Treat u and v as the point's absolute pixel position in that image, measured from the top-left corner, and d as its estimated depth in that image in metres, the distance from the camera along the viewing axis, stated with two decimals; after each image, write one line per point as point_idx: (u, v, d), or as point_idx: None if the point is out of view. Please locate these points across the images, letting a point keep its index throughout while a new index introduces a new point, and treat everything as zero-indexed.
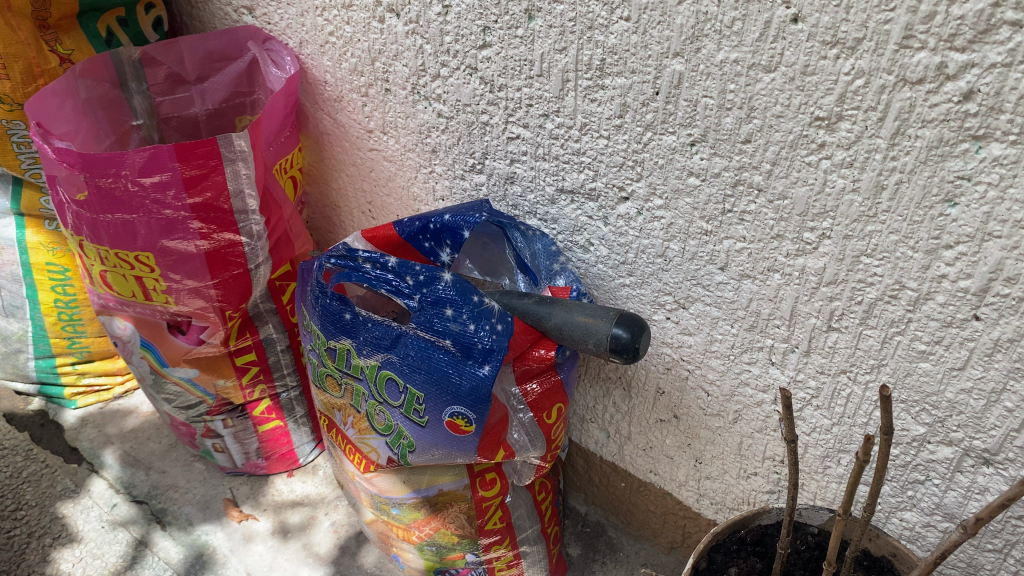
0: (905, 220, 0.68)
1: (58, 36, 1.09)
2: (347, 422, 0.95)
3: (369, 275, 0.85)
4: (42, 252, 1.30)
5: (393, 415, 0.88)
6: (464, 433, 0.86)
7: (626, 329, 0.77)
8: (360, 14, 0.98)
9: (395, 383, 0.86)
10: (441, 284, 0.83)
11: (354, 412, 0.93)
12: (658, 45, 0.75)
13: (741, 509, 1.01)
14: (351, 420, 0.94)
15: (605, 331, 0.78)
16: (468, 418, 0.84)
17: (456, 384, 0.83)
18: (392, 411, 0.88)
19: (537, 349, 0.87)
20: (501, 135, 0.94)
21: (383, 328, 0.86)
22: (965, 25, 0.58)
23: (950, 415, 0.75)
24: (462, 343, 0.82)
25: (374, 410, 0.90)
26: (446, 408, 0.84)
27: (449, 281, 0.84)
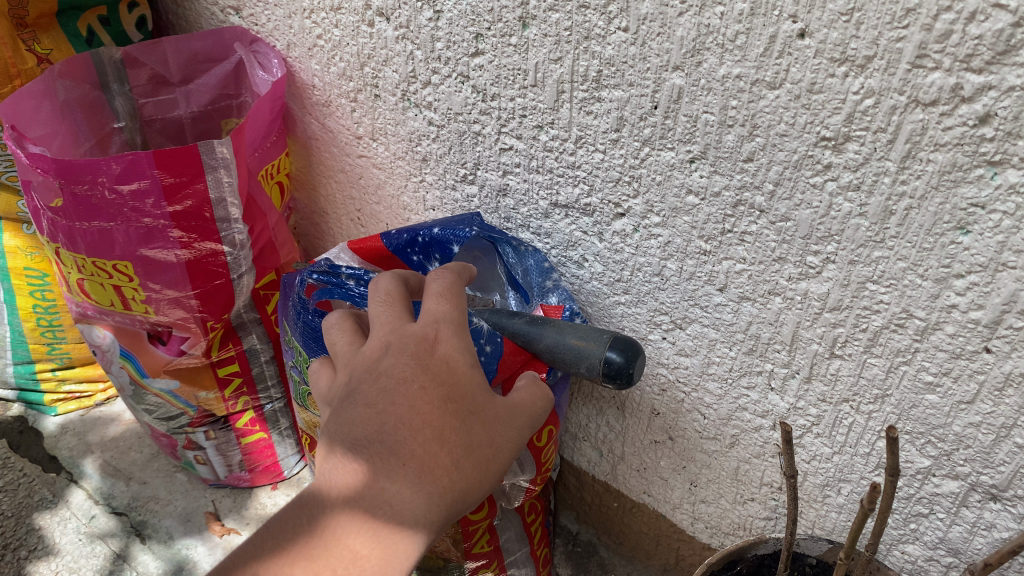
0: (915, 247, 0.64)
1: (36, 35, 1.06)
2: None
3: (352, 293, 0.83)
4: (20, 256, 1.26)
5: None
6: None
7: (623, 353, 0.75)
8: (349, 17, 0.95)
9: None
10: None
11: None
12: (657, 57, 0.71)
13: (737, 535, 0.98)
14: None
15: (598, 356, 0.75)
16: None
17: None
18: None
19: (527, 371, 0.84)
20: (494, 146, 0.91)
21: None
22: (983, 45, 0.54)
23: (956, 448, 0.72)
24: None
25: None
26: None
27: None
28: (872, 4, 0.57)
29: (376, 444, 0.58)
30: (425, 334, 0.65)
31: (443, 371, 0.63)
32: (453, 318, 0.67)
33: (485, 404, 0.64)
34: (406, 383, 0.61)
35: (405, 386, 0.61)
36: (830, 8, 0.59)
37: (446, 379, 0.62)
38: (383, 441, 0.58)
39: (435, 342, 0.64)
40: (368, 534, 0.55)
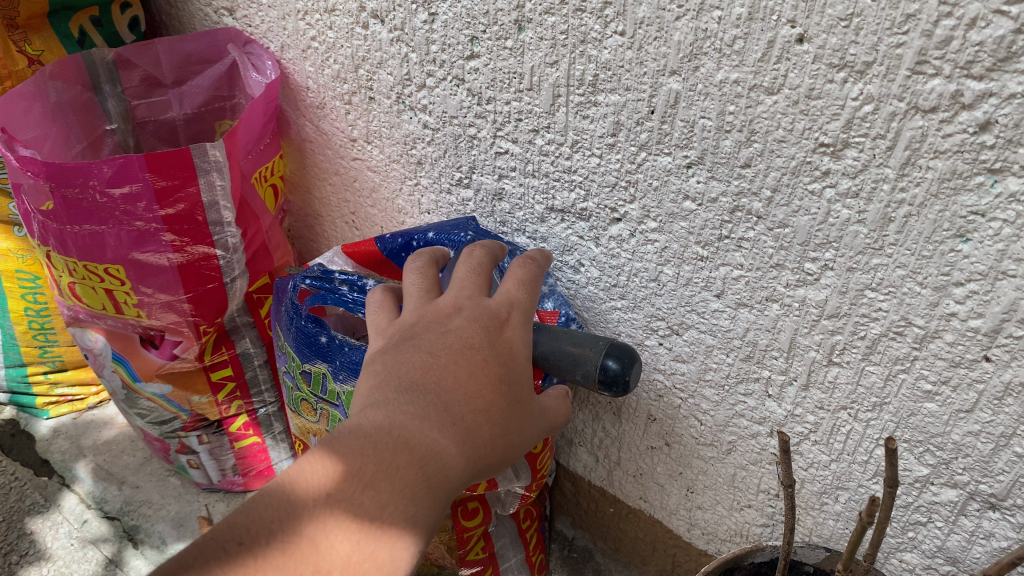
0: (914, 254, 0.64)
1: (27, 36, 1.05)
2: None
3: (345, 298, 0.82)
4: (11, 258, 1.25)
5: None
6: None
7: (620, 362, 0.75)
8: (343, 19, 0.94)
9: None
10: None
11: None
12: (654, 62, 0.70)
13: (734, 541, 0.97)
14: None
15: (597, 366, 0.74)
16: None
17: None
18: None
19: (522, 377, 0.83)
20: (489, 150, 0.90)
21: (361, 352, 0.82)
22: (984, 51, 0.53)
23: (955, 457, 0.71)
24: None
25: None
26: None
27: None
28: (871, 9, 0.57)
29: (435, 391, 0.57)
30: (500, 311, 0.66)
31: (508, 347, 0.63)
32: (526, 308, 0.69)
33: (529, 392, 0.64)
34: (474, 344, 0.61)
35: (474, 347, 0.61)
36: (829, 13, 0.59)
37: (509, 356, 0.63)
38: (444, 390, 0.57)
39: (506, 320, 0.65)
40: (418, 473, 0.52)
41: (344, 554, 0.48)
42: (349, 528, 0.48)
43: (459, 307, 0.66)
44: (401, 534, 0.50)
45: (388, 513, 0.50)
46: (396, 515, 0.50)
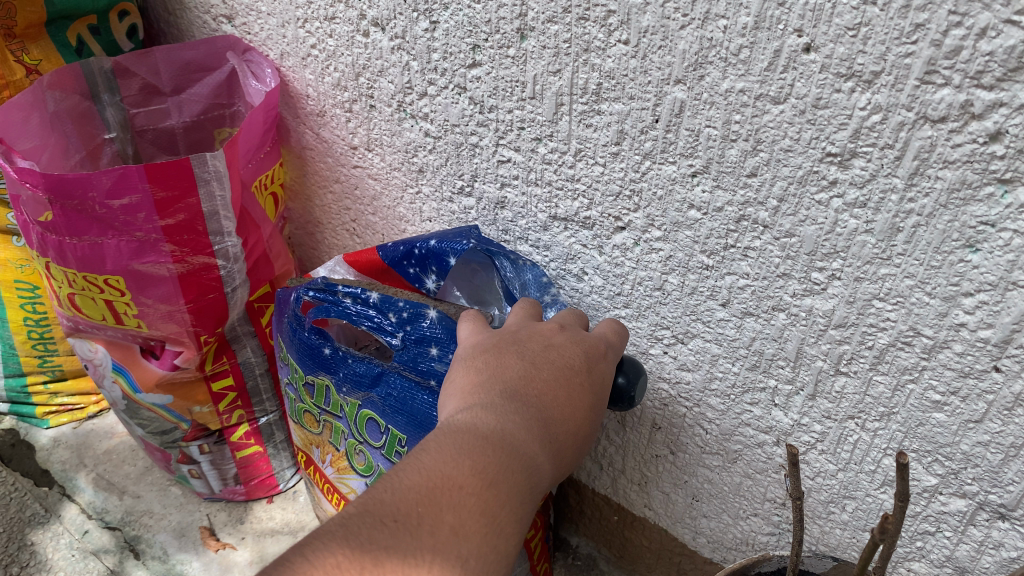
0: (922, 265, 0.63)
1: (24, 46, 1.04)
2: (325, 459, 0.94)
3: (349, 311, 0.81)
4: (10, 269, 1.24)
5: (374, 456, 0.86)
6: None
7: (625, 380, 0.74)
8: (343, 27, 0.93)
9: (376, 422, 0.83)
10: (426, 321, 0.78)
11: (333, 449, 0.91)
12: (658, 70, 0.70)
13: (740, 550, 0.97)
14: (330, 457, 0.93)
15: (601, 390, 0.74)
16: None
17: None
18: (373, 451, 0.85)
19: None
20: (492, 158, 0.89)
21: (364, 365, 0.82)
22: (994, 61, 0.53)
23: (964, 467, 0.71)
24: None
25: (354, 449, 0.88)
26: None
27: (434, 318, 0.78)
28: (880, 19, 0.56)
29: (535, 408, 0.62)
30: (591, 342, 0.72)
31: (596, 377, 0.69)
32: (619, 349, 0.75)
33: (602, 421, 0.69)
34: (570, 370, 0.67)
35: (570, 370, 0.67)
36: (837, 22, 0.58)
37: (596, 387, 0.68)
38: (541, 409, 0.63)
39: (595, 351, 0.71)
40: (524, 480, 0.57)
41: (476, 543, 0.51)
42: (481, 519, 0.52)
43: (558, 333, 0.72)
44: (515, 533, 0.54)
45: (506, 512, 0.54)
46: (512, 515, 0.54)
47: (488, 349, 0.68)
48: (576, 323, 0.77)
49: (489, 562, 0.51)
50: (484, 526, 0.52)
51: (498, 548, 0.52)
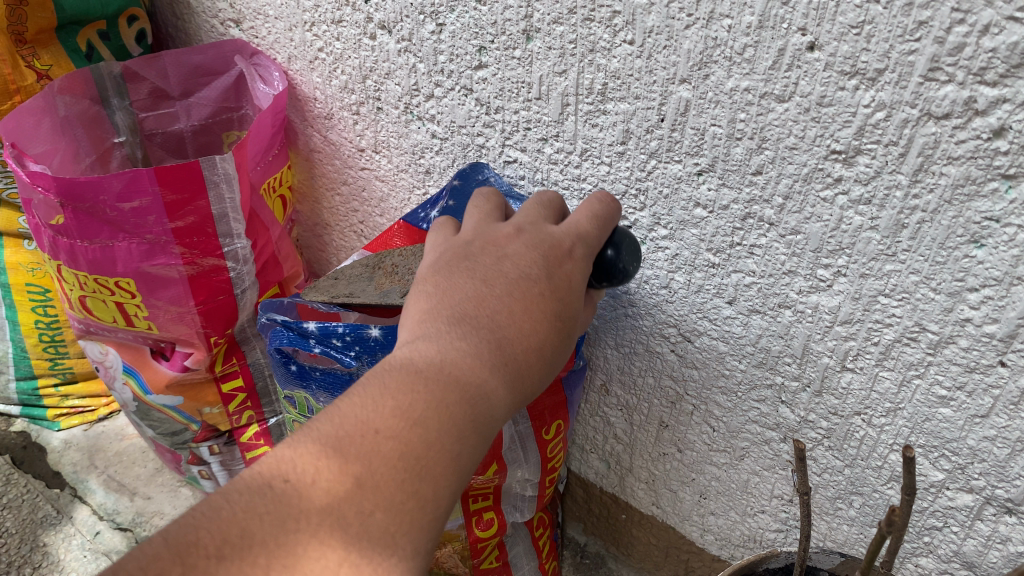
0: (927, 261, 0.64)
1: (35, 51, 1.05)
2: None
3: (301, 329, 0.82)
4: (21, 271, 1.26)
5: None
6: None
7: (613, 252, 0.70)
8: (350, 30, 0.94)
9: None
10: None
11: None
12: (664, 70, 0.70)
13: (748, 546, 0.97)
14: None
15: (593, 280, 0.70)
16: None
17: None
18: None
19: None
20: (498, 159, 0.90)
21: (333, 374, 0.85)
22: (997, 58, 0.53)
23: (971, 462, 0.71)
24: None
25: None
26: None
27: None
28: (883, 17, 0.56)
29: (486, 329, 0.59)
30: (552, 241, 0.66)
31: (558, 284, 0.64)
32: (594, 242, 0.68)
33: (573, 329, 0.65)
34: (525, 282, 0.62)
35: (528, 282, 0.62)
36: (840, 20, 0.58)
37: (559, 294, 0.63)
38: (490, 327, 0.59)
39: (557, 255, 0.65)
40: (463, 413, 0.53)
41: (390, 492, 0.49)
42: (398, 466, 0.49)
43: (516, 238, 0.67)
44: (446, 470, 0.51)
45: (432, 451, 0.51)
46: (442, 454, 0.51)
47: (441, 269, 0.65)
48: (549, 213, 0.71)
49: (407, 510, 0.49)
50: (398, 470, 0.49)
51: (416, 491, 0.50)
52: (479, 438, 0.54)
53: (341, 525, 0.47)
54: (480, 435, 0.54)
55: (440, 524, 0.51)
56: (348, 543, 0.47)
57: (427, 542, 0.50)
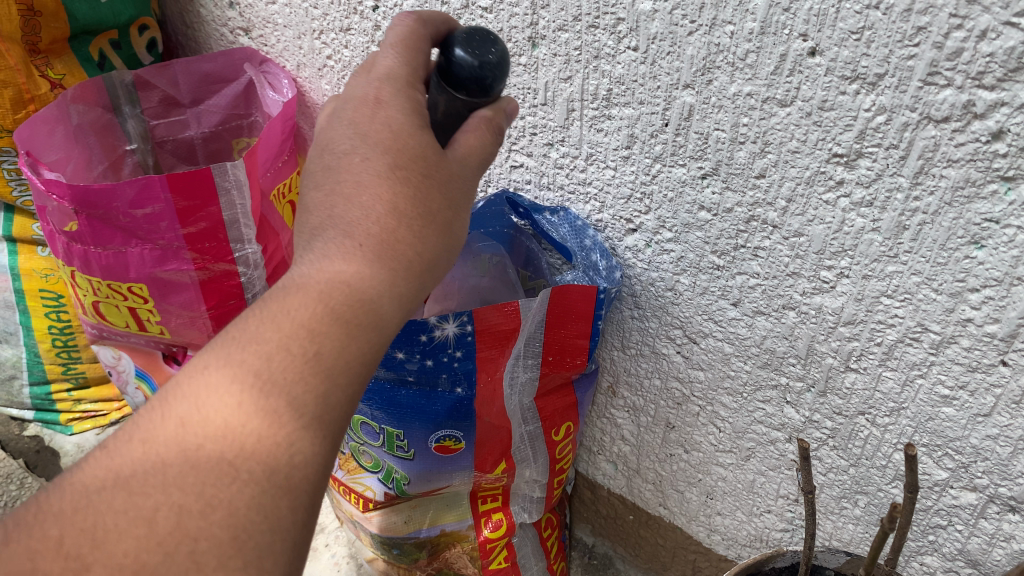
0: (928, 262, 0.65)
1: (49, 61, 1.07)
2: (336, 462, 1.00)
3: None
4: (35, 277, 1.29)
5: (380, 453, 0.92)
6: (454, 451, 0.90)
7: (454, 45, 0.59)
8: (359, 38, 0.95)
9: (370, 425, 0.89)
10: None
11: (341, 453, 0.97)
12: (667, 75, 0.71)
13: (754, 546, 0.98)
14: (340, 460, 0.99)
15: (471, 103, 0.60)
16: (456, 438, 0.89)
17: (432, 409, 0.85)
18: (378, 449, 0.92)
19: (570, 358, 0.91)
20: (505, 164, 0.91)
21: None
22: (995, 62, 0.54)
23: (974, 461, 0.72)
24: (426, 376, 0.83)
25: (360, 450, 0.94)
26: (430, 437, 0.88)
27: None
28: (882, 23, 0.57)
29: (326, 225, 0.52)
30: (356, 97, 0.57)
31: (379, 135, 0.55)
32: (404, 77, 0.59)
33: (444, 171, 0.56)
34: (341, 156, 0.55)
35: (354, 153, 0.55)
36: (841, 26, 0.60)
37: (389, 144, 0.55)
38: (323, 227, 0.53)
39: (371, 110, 0.57)
40: (302, 320, 0.48)
41: (224, 423, 0.45)
42: (233, 396, 0.46)
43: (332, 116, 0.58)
44: (291, 379, 0.46)
45: (269, 369, 0.46)
46: (280, 368, 0.46)
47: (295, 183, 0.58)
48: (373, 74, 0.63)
49: (249, 434, 0.45)
50: (232, 402, 0.46)
51: (255, 414, 0.45)
52: (337, 336, 0.48)
53: (160, 471, 0.43)
54: (337, 330, 0.48)
55: (311, 442, 0.46)
56: (170, 490, 0.43)
57: (288, 464, 0.45)
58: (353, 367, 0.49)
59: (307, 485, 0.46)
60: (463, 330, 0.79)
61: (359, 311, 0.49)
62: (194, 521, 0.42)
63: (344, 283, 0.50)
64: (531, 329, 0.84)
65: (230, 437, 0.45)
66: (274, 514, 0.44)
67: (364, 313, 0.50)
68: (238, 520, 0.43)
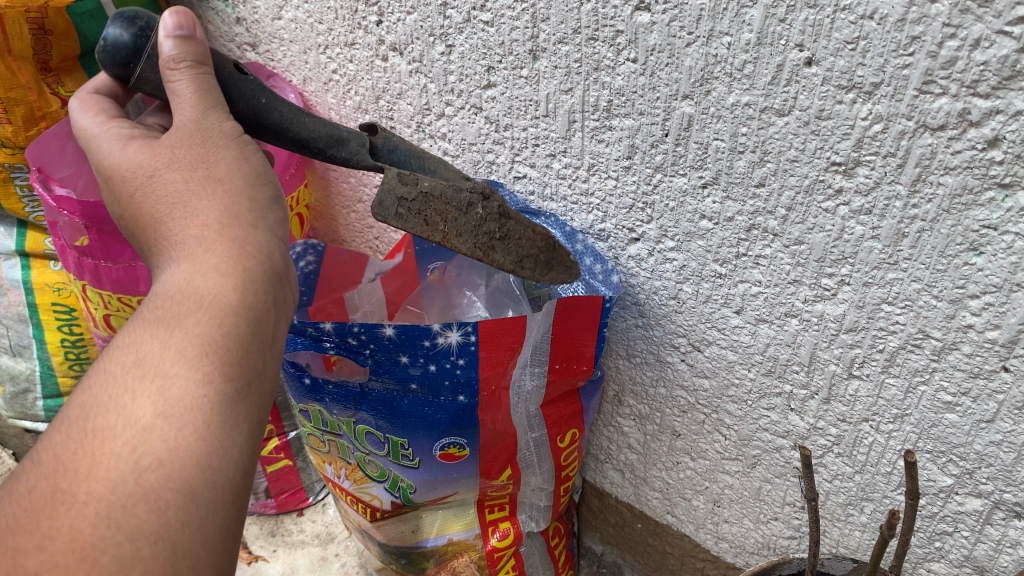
0: (928, 269, 0.65)
1: (59, 78, 1.08)
2: (341, 474, 0.99)
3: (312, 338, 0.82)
4: (47, 291, 1.30)
5: (384, 463, 0.92)
6: (459, 459, 0.91)
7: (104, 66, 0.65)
8: (363, 52, 0.96)
9: (374, 435, 0.90)
10: (385, 336, 0.79)
11: (346, 465, 0.97)
12: (667, 86, 0.72)
13: (762, 554, 0.98)
14: (344, 472, 0.98)
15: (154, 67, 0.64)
16: (460, 446, 0.89)
17: (434, 416, 0.86)
18: (382, 460, 0.92)
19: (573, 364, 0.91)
20: (508, 174, 0.92)
21: (345, 388, 0.86)
22: (988, 70, 0.54)
23: (979, 467, 0.72)
24: (429, 383, 0.83)
25: (364, 461, 0.94)
26: (435, 445, 0.89)
27: (393, 333, 0.79)
28: (877, 32, 0.58)
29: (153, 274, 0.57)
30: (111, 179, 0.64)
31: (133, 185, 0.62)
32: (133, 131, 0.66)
33: (190, 159, 0.61)
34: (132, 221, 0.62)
35: (139, 213, 0.62)
36: (836, 36, 0.60)
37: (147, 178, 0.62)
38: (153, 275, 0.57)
39: (118, 166, 0.63)
40: (127, 350, 0.50)
41: (58, 458, 0.46)
42: (64, 436, 0.47)
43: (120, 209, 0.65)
44: (122, 396, 0.48)
45: (98, 400, 0.48)
46: (107, 392, 0.48)
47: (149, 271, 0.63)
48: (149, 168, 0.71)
49: (82, 457, 0.46)
50: (62, 441, 0.46)
51: (88, 439, 0.46)
52: (157, 341, 0.51)
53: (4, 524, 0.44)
54: (156, 332, 0.51)
55: (157, 442, 0.47)
56: (8, 538, 0.43)
57: (137, 470, 0.45)
58: (189, 357, 0.50)
59: (169, 487, 0.46)
60: (466, 339, 0.79)
61: (177, 307, 0.52)
62: (36, 556, 0.42)
63: (157, 297, 0.53)
64: (537, 342, 0.85)
65: (66, 468, 0.45)
66: (132, 522, 0.44)
67: (180, 307, 0.52)
68: (82, 539, 0.43)
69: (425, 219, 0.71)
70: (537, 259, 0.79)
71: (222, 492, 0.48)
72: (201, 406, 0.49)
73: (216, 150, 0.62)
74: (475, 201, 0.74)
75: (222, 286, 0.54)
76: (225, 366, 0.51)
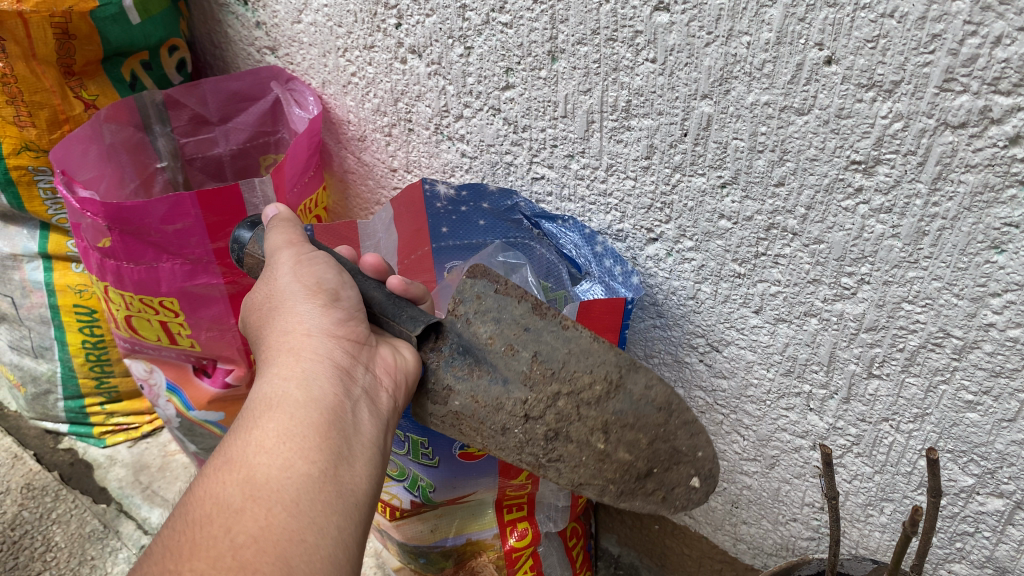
0: (949, 267, 0.65)
1: (83, 82, 1.10)
2: None
3: None
4: (69, 293, 1.32)
5: (404, 462, 0.94)
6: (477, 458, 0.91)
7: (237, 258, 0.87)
8: (382, 55, 0.97)
9: (396, 433, 0.91)
10: None
11: None
12: (686, 86, 0.72)
13: (781, 555, 0.98)
14: None
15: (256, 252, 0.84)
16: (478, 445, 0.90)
17: None
18: (403, 458, 0.93)
19: None
20: (526, 175, 0.93)
21: None
22: (1010, 68, 0.54)
23: (1000, 466, 0.72)
24: None
25: None
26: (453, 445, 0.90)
27: None
28: (897, 31, 0.58)
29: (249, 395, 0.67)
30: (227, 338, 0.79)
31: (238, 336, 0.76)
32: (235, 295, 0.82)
33: (266, 300, 0.75)
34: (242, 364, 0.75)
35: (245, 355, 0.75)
36: (856, 35, 0.60)
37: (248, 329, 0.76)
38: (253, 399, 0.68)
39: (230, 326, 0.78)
40: (221, 455, 0.60)
41: (170, 543, 0.54)
42: (176, 528, 0.55)
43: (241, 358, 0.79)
44: (217, 488, 0.57)
45: (199, 494, 0.57)
46: (207, 486, 0.57)
47: None
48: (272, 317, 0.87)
49: (189, 540, 0.53)
50: (176, 530, 0.55)
51: (192, 524, 0.54)
52: (243, 441, 0.60)
53: None
54: (243, 435, 0.60)
55: (249, 521, 0.54)
56: None
57: (233, 547, 0.52)
58: (268, 446, 0.59)
59: (264, 561, 0.52)
60: None
61: (257, 412, 0.62)
62: None
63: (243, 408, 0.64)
64: None
65: (174, 553, 0.53)
66: None
67: (257, 411, 0.62)
68: None
69: (459, 429, 0.78)
70: (606, 489, 0.74)
71: (320, 564, 0.54)
72: (285, 486, 0.56)
73: (280, 285, 0.75)
74: (513, 423, 0.76)
75: (291, 389, 0.64)
76: (303, 449, 0.59)
